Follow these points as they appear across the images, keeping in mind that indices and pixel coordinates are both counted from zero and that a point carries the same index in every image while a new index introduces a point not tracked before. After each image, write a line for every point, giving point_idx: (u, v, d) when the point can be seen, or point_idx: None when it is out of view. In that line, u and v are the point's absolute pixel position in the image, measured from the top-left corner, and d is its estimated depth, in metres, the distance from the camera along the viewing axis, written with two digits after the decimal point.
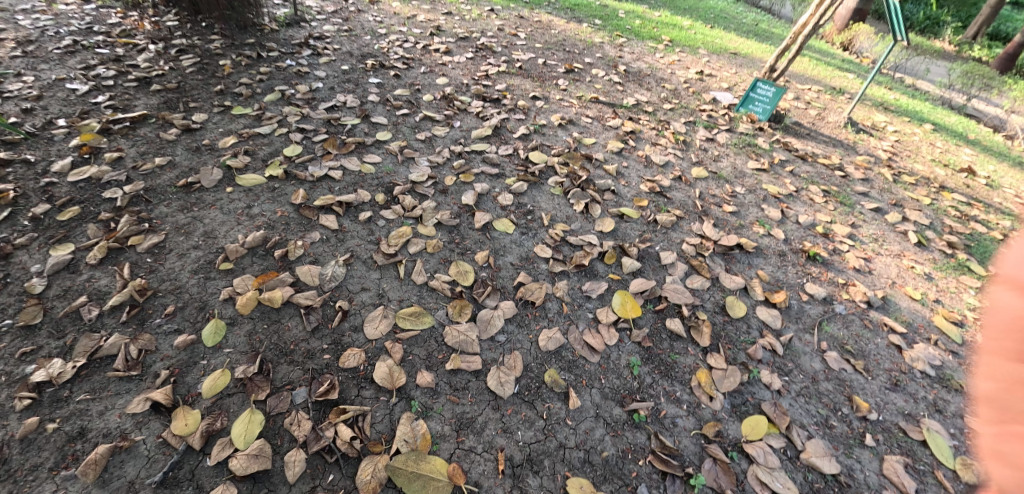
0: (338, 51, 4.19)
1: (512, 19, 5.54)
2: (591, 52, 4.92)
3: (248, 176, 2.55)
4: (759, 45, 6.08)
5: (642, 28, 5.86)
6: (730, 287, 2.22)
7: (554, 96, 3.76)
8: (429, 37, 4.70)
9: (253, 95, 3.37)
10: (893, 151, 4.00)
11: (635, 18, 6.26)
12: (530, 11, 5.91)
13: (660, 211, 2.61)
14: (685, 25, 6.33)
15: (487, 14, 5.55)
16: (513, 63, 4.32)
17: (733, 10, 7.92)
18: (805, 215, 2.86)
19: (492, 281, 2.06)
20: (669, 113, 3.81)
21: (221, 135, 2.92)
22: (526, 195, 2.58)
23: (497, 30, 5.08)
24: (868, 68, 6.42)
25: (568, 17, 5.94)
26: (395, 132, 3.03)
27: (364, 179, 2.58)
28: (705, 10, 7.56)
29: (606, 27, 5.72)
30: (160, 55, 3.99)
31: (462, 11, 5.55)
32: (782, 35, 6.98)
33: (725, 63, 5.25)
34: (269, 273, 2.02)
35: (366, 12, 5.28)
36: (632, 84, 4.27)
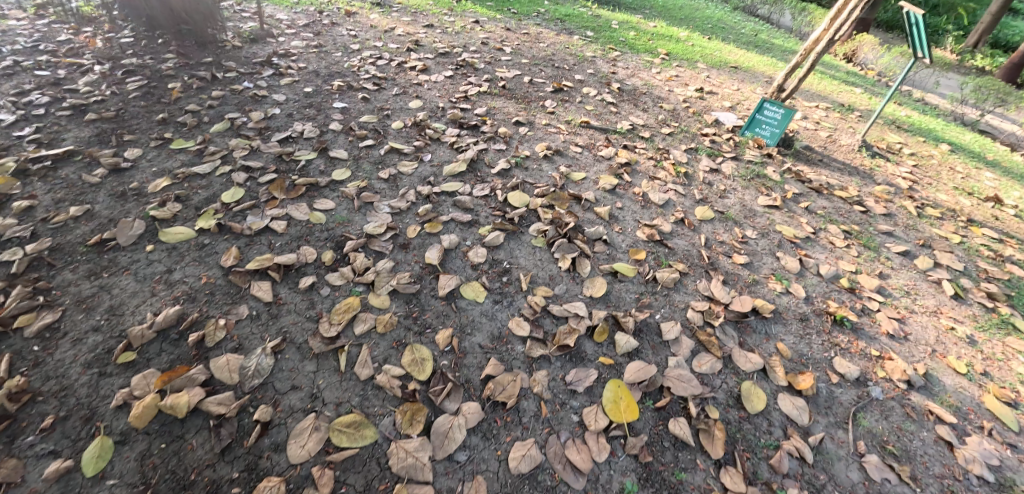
0: (303, 70, 3.81)
1: (498, 32, 5.18)
2: (582, 67, 4.55)
3: (173, 230, 2.17)
4: (761, 57, 5.73)
5: (636, 41, 5.52)
6: (745, 369, 1.84)
7: (540, 119, 3.38)
8: (406, 53, 4.33)
9: (199, 125, 2.99)
10: (912, 178, 3.64)
11: (629, 30, 5.91)
12: (517, 23, 5.56)
13: (660, 266, 2.23)
14: (682, 36, 5.98)
15: (472, 27, 5.19)
16: (496, 82, 3.94)
17: (731, 20, 7.60)
18: (825, 265, 2.49)
19: (455, 372, 1.68)
20: (669, 137, 3.42)
21: (153, 176, 2.53)
22: (503, 250, 2.19)
23: (480, 45, 4.72)
24: (875, 81, 6.10)
25: (558, 29, 5.59)
26: (354, 169, 2.64)
27: (311, 232, 2.19)
28: (702, 20, 7.23)
29: (598, 40, 5.37)
30: (104, 77, 3.59)
31: (444, 24, 5.20)
32: (784, 45, 6.65)
33: (726, 78, 4.90)
34: (177, 367, 1.65)
35: (341, 26, 4.92)
36: (625, 104, 3.90)
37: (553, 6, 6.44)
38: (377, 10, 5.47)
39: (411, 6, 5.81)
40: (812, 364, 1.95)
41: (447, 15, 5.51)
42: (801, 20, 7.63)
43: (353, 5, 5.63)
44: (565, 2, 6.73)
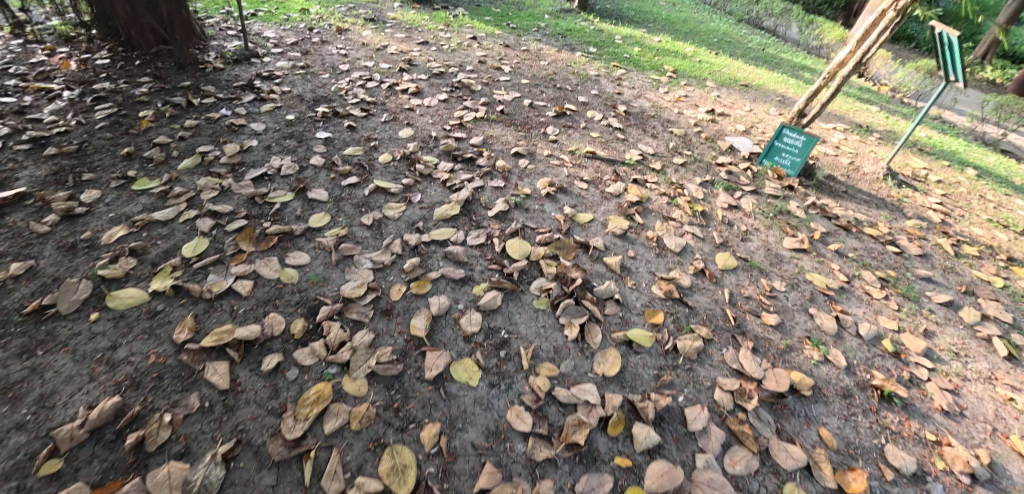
0: (287, 94, 3.54)
1: (496, 49, 4.94)
2: (585, 87, 4.29)
3: (120, 293, 1.90)
4: (771, 74, 5.49)
5: (641, 58, 5.28)
6: (787, 468, 1.56)
7: (541, 149, 3.10)
8: (399, 73, 4.07)
9: (167, 161, 2.72)
10: (944, 210, 3.37)
11: (633, 46, 5.67)
12: (517, 40, 5.33)
13: (681, 332, 1.95)
14: (689, 52, 5.75)
15: (468, 45, 4.95)
16: (494, 106, 3.67)
17: (737, 33, 7.38)
18: (864, 323, 2.21)
19: (443, 484, 1.40)
20: (682, 167, 3.14)
21: (109, 225, 2.25)
22: (500, 314, 1.91)
23: (477, 64, 4.46)
24: (889, 97, 5.84)
25: (559, 45, 5.36)
26: (335, 213, 2.37)
27: (280, 295, 1.92)
28: (708, 33, 7.00)
29: (602, 58, 5.13)
30: (72, 105, 3.33)
31: (440, 41, 4.96)
32: (793, 60, 6.42)
33: (737, 97, 4.64)
34: (108, 482, 1.35)
35: (331, 45, 4.68)
36: (632, 128, 3.63)
37: (553, 21, 6.22)
38: (369, 27, 5.24)
39: (406, 21, 5.57)
40: (862, 456, 1.67)
41: (443, 32, 5.28)
42: (809, 33, 7.40)
43: (345, 21, 5.40)
44: (566, 17, 6.51)
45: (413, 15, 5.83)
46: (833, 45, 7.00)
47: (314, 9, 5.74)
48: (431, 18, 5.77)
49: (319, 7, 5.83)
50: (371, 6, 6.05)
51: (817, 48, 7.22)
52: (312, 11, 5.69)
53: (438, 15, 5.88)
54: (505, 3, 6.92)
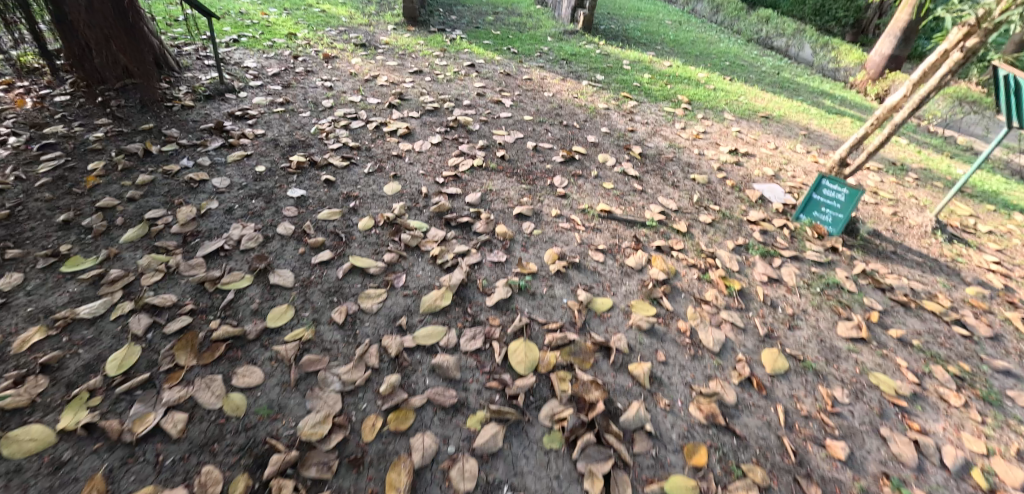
0: (260, 138, 3.15)
1: (495, 78, 4.57)
2: (593, 122, 3.91)
3: (17, 434, 1.48)
4: (790, 103, 5.13)
5: (650, 87, 4.92)
6: None
7: (547, 205, 2.69)
8: (388, 110, 3.68)
9: (110, 231, 2.33)
10: (1006, 271, 2.96)
11: (642, 73, 5.32)
12: (518, 68, 4.97)
13: (730, 478, 1.54)
14: (701, 79, 5.40)
15: (465, 74, 4.58)
16: (493, 149, 3.26)
17: (748, 55, 7.05)
18: (948, 447, 1.79)
19: None
20: (709, 226, 2.73)
21: (25, 324, 1.85)
22: (501, 460, 1.50)
23: (474, 97, 4.09)
24: (915, 126, 5.47)
25: (563, 73, 5.00)
26: (300, 304, 1.96)
27: (222, 435, 1.51)
28: (719, 56, 6.67)
29: (609, 87, 4.77)
30: (14, 153, 2.92)
31: (435, 70, 4.59)
32: (811, 85, 6.08)
33: (758, 131, 4.26)
34: None
35: (316, 75, 4.30)
36: (649, 173, 3.22)
37: (556, 45, 5.89)
38: (360, 54, 4.88)
39: (399, 47, 5.22)
40: None
41: (439, 59, 4.92)
42: (824, 54, 7.06)
43: (334, 47, 5.04)
44: (569, 40, 6.19)
45: (407, 39, 5.48)
46: (850, 68, 6.64)
47: (302, 34, 5.39)
48: (426, 42, 5.41)
49: (307, 32, 5.49)
50: (363, 30, 5.71)
51: (833, 71, 6.88)
52: (300, 36, 5.34)
53: (434, 40, 5.53)
54: (506, 27, 6.61)
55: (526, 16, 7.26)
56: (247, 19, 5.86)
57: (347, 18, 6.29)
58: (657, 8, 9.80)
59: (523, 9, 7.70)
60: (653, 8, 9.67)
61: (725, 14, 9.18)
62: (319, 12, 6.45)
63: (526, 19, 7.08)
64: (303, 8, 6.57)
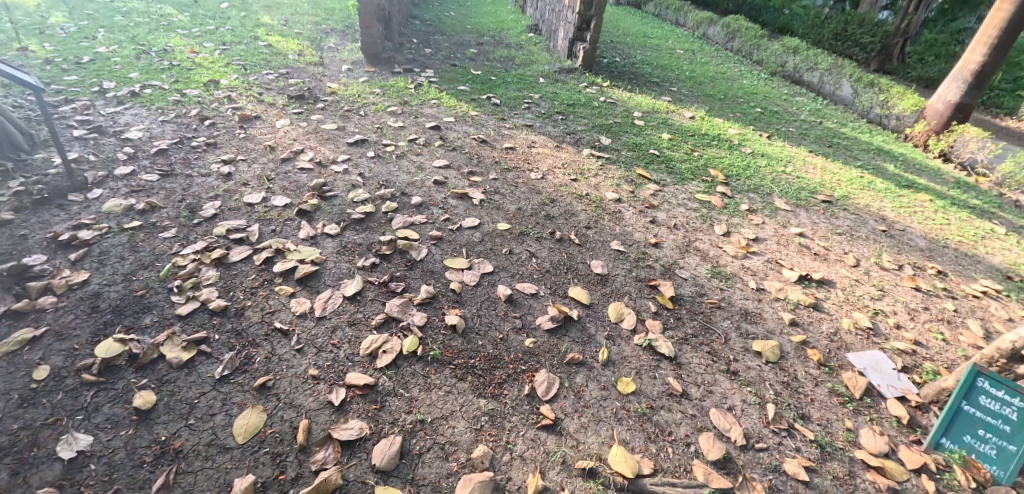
0: (74, 296, 2.02)
1: (464, 148, 3.43)
2: (598, 223, 2.73)
3: None
4: (847, 172, 4.01)
5: (670, 153, 3.78)
6: None
7: (518, 458, 1.52)
8: (295, 221, 2.49)
9: None
10: None
11: (657, 130, 4.18)
12: (497, 129, 3.83)
13: None
14: (731, 137, 4.27)
15: (424, 143, 3.42)
16: (442, 299, 2.07)
17: (777, 96, 5.95)
18: None
19: None
20: (804, 487, 1.56)
21: None
22: None
23: (429, 184, 2.91)
24: (1000, 198, 4.30)
25: (555, 134, 3.86)
26: None
27: None
28: (744, 98, 5.56)
29: (617, 156, 3.61)
30: None
31: (385, 138, 3.44)
32: (860, 139, 4.98)
33: (822, 229, 3.10)
34: None
35: (216, 150, 3.16)
36: (684, 341, 2.06)
37: (549, 90, 4.77)
38: (290, 112, 3.74)
39: (347, 98, 4.08)
40: None
41: (394, 118, 3.78)
42: (868, 96, 5.93)
43: (261, 102, 3.91)
44: (565, 83, 5.07)
45: (360, 87, 4.34)
46: (903, 116, 5.51)
47: (227, 81, 4.27)
48: (383, 92, 4.27)
49: (236, 77, 4.37)
50: (310, 73, 4.62)
51: (880, 117, 5.75)
52: (223, 83, 4.22)
53: (394, 87, 4.40)
54: (488, 64, 5.50)
55: (514, 49, 6.18)
56: (168, 60, 4.76)
57: (295, 54, 5.18)
58: (665, 33, 8.73)
59: (511, 39, 6.61)
60: (661, 34, 8.61)
61: (743, 41, 8.11)
62: (264, 47, 5.35)
63: (513, 53, 5.99)
64: (245, 42, 5.47)
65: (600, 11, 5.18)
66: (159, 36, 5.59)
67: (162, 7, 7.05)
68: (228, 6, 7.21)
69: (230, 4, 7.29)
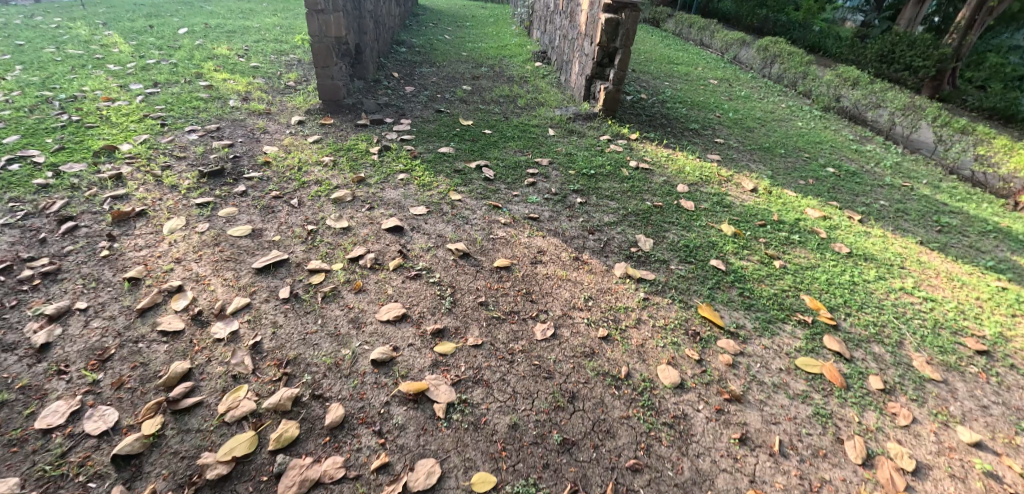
0: None
1: (433, 266, 2.24)
2: (652, 457, 1.55)
3: None
4: (982, 284, 2.85)
5: (739, 262, 2.59)
6: None
7: None
8: (105, 485, 1.37)
9: None
10: None
11: (713, 216, 2.98)
12: (487, 220, 2.62)
13: None
14: (813, 225, 3.09)
15: (375, 260, 2.24)
16: None
17: (845, 146, 4.77)
18: None
19: None
20: None
21: None
22: None
23: (365, 362, 1.75)
24: None
25: (570, 227, 2.66)
26: None
27: None
28: (808, 150, 4.38)
29: (665, 273, 2.41)
30: None
31: (315, 252, 2.28)
32: (970, 213, 3.82)
33: (1004, 428, 1.92)
34: None
35: (51, 288, 2.06)
36: None
37: (559, 148, 3.62)
38: (193, 204, 2.63)
39: (283, 173, 2.96)
40: None
41: (338, 209, 2.62)
42: (960, 146, 4.75)
43: (159, 184, 2.81)
44: (582, 137, 3.91)
45: (304, 152, 3.20)
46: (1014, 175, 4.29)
47: (128, 147, 3.18)
48: (335, 160, 3.11)
49: (144, 140, 3.29)
50: (246, 130, 3.53)
51: (978, 175, 4.55)
52: (121, 151, 3.13)
53: (353, 150, 3.26)
54: (484, 107, 4.36)
55: (516, 85, 5.06)
56: (70, 112, 3.69)
57: (239, 99, 4.09)
58: (692, 58, 7.58)
59: (514, 73, 5.49)
60: (688, 59, 7.46)
61: (786, 68, 6.95)
62: (203, 89, 4.26)
63: (516, 91, 4.86)
64: (182, 82, 4.40)
65: (628, 43, 3.99)
66: (81, 75, 4.55)
67: (109, 35, 6.06)
68: (186, 32, 6.20)
69: (189, 31, 6.29)
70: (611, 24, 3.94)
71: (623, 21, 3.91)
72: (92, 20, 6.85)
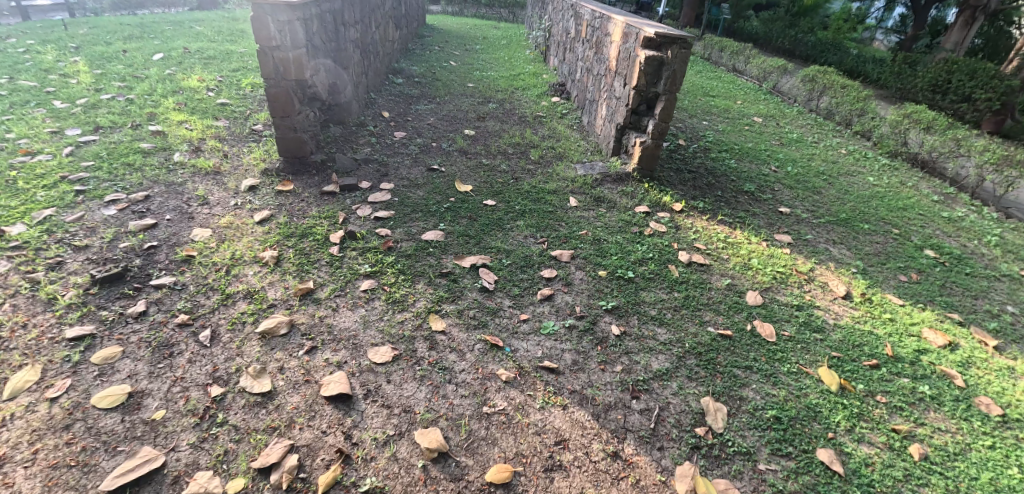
0: None
1: (387, 486, 1.40)
2: None
3: None
4: None
5: (859, 450, 1.72)
6: None
7: None
8: None
9: None
10: None
11: (803, 352, 2.14)
12: (480, 373, 1.78)
13: None
14: (939, 362, 2.23)
15: (299, 470, 1.42)
16: None
17: (932, 212, 3.88)
18: None
19: None
20: None
21: None
22: None
23: None
24: None
25: (603, 383, 1.80)
26: None
27: None
28: (895, 223, 3.50)
29: (753, 483, 1.54)
30: None
31: (208, 452, 1.46)
32: None
33: None
34: None
35: None
36: None
37: (584, 225, 2.78)
38: (64, 338, 1.84)
39: (205, 277, 2.16)
40: None
41: (263, 351, 1.80)
42: None
43: (31, 298, 2.03)
44: (613, 209, 3.01)
45: (243, 240, 2.40)
46: None
47: (18, 230, 2.42)
48: (280, 255, 2.28)
49: (43, 217, 2.53)
50: (182, 199, 2.75)
51: None
52: (5, 238, 2.37)
53: (308, 238, 2.42)
54: (489, 160, 3.55)
55: (530, 128, 4.25)
56: None
57: (188, 150, 3.33)
58: (729, 89, 6.72)
59: (527, 110, 4.68)
60: (725, 90, 6.62)
61: (839, 102, 6.05)
62: (149, 136, 3.52)
63: (529, 136, 4.04)
64: (128, 126, 3.66)
65: (674, 88, 3.13)
66: (15, 115, 3.85)
67: (74, 62, 5.40)
68: (161, 58, 5.53)
69: (164, 56, 5.62)
70: (652, 63, 3.10)
71: (668, 61, 3.07)
72: (65, 43, 6.23)
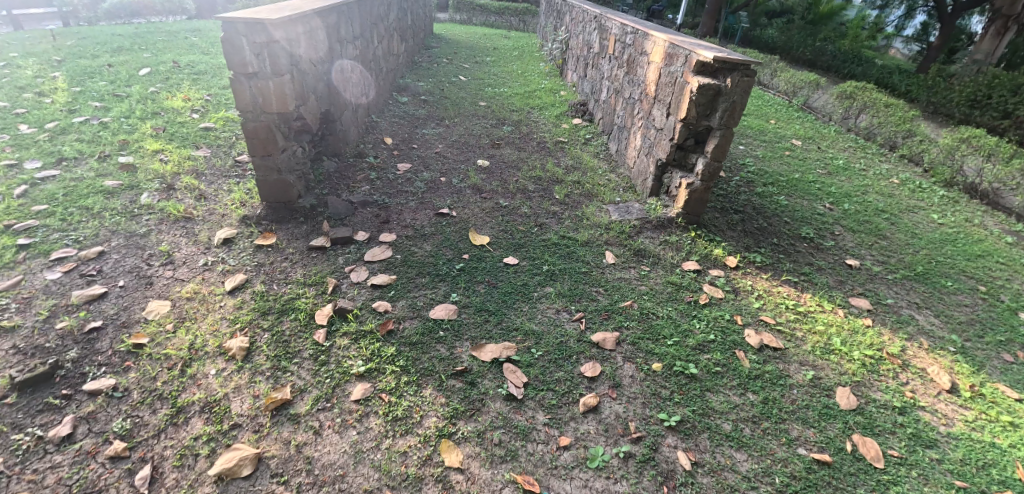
0: None
1: None
2: None
3: None
4: None
5: None
6: None
7: None
8: None
9: None
10: None
11: (920, 481, 1.60)
12: None
13: None
14: None
15: None
16: None
17: (1011, 257, 3.36)
18: None
19: None
20: None
21: None
22: None
23: None
24: None
25: None
26: None
27: None
28: (979, 277, 3.00)
29: None
30: None
31: None
32: None
33: None
34: None
35: None
36: None
37: (625, 291, 2.30)
38: None
39: (156, 378, 1.69)
40: None
41: None
42: None
43: None
44: (656, 267, 2.53)
45: (207, 320, 1.94)
46: None
47: None
48: (252, 345, 1.82)
49: None
50: (143, 257, 2.29)
51: None
52: None
53: (290, 317, 1.95)
54: (506, 200, 3.08)
55: (550, 157, 3.78)
56: None
57: (157, 188, 2.87)
58: (759, 106, 6.25)
59: (546, 134, 4.21)
60: (755, 108, 6.15)
61: (882, 122, 5.55)
62: (117, 170, 3.06)
63: (551, 167, 3.57)
64: (96, 157, 3.22)
65: (732, 122, 2.65)
66: None
67: (54, 77, 4.99)
68: (147, 73, 5.10)
69: (151, 71, 5.20)
70: (707, 92, 2.62)
71: (728, 91, 2.58)
72: (49, 55, 5.83)
